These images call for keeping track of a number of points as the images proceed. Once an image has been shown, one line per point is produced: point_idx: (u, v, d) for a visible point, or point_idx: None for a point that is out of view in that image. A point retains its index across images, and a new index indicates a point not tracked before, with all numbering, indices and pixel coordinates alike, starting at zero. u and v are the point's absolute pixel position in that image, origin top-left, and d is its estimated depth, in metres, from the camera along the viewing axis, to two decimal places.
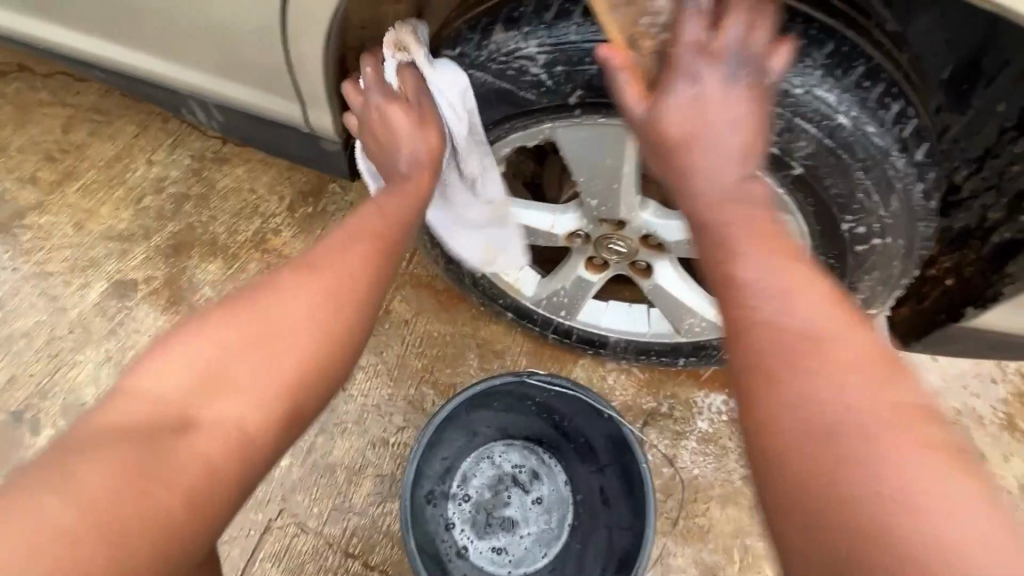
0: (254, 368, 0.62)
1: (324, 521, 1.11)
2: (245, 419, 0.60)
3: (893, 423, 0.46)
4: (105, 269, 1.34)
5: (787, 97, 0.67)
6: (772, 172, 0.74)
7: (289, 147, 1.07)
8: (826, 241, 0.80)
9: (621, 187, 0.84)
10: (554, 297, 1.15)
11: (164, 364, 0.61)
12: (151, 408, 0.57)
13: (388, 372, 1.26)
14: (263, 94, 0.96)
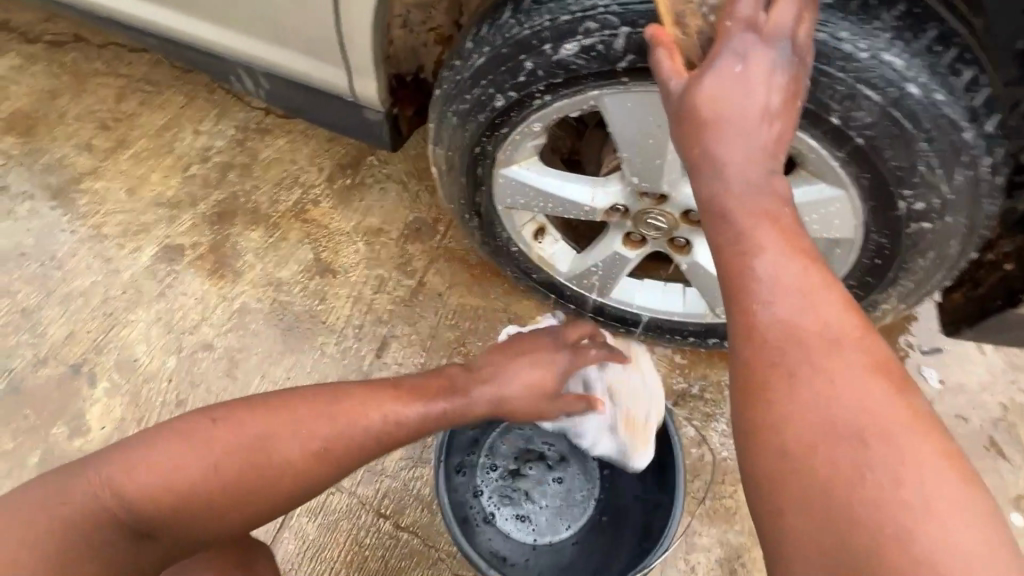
0: (266, 459, 0.68)
1: (358, 482, 1.15)
2: (246, 497, 0.67)
3: (884, 424, 0.48)
4: (155, 233, 1.39)
5: (852, 61, 0.65)
6: (829, 143, 0.72)
7: (331, 115, 1.08)
8: (879, 219, 0.77)
9: (664, 160, 0.81)
10: (589, 273, 1.14)
11: (190, 437, 0.66)
12: (190, 474, 0.64)
13: (421, 342, 1.28)
14: (309, 61, 0.98)
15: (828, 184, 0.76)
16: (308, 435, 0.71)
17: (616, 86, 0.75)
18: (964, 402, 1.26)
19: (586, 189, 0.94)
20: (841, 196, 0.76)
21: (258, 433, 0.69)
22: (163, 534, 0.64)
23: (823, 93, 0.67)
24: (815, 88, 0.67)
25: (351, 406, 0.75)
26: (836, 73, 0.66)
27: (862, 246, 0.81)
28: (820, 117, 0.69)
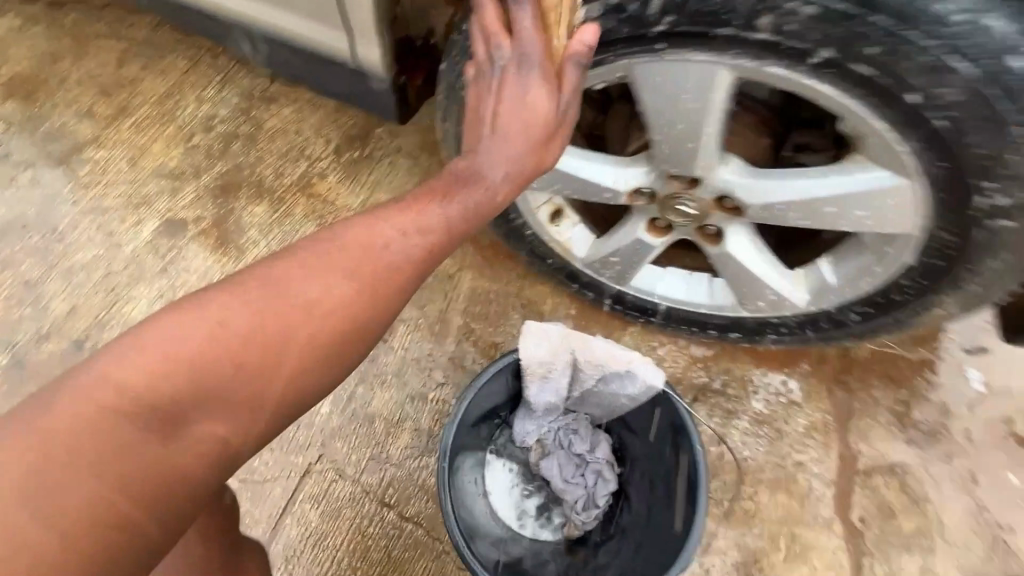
0: (255, 354, 0.54)
1: (362, 470, 1.12)
2: (253, 390, 0.54)
3: None
4: (158, 207, 1.34)
5: (941, 25, 0.58)
6: (901, 124, 0.65)
7: (337, 85, 1.01)
8: (948, 213, 0.71)
9: (698, 142, 0.72)
10: (608, 259, 1.06)
11: (188, 309, 0.53)
12: (166, 366, 0.51)
13: (429, 327, 1.23)
14: (308, 24, 0.90)
15: (891, 173, 0.70)
16: (301, 293, 0.57)
17: (651, 54, 0.66)
18: (1009, 407, 1.17)
19: (609, 170, 0.85)
20: (906, 186, 0.70)
21: (239, 320, 0.54)
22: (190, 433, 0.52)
23: (903, 65, 0.61)
24: (893, 58, 0.60)
25: (347, 245, 0.59)
26: (920, 41, 0.59)
27: (923, 243, 0.75)
28: (897, 93, 0.63)
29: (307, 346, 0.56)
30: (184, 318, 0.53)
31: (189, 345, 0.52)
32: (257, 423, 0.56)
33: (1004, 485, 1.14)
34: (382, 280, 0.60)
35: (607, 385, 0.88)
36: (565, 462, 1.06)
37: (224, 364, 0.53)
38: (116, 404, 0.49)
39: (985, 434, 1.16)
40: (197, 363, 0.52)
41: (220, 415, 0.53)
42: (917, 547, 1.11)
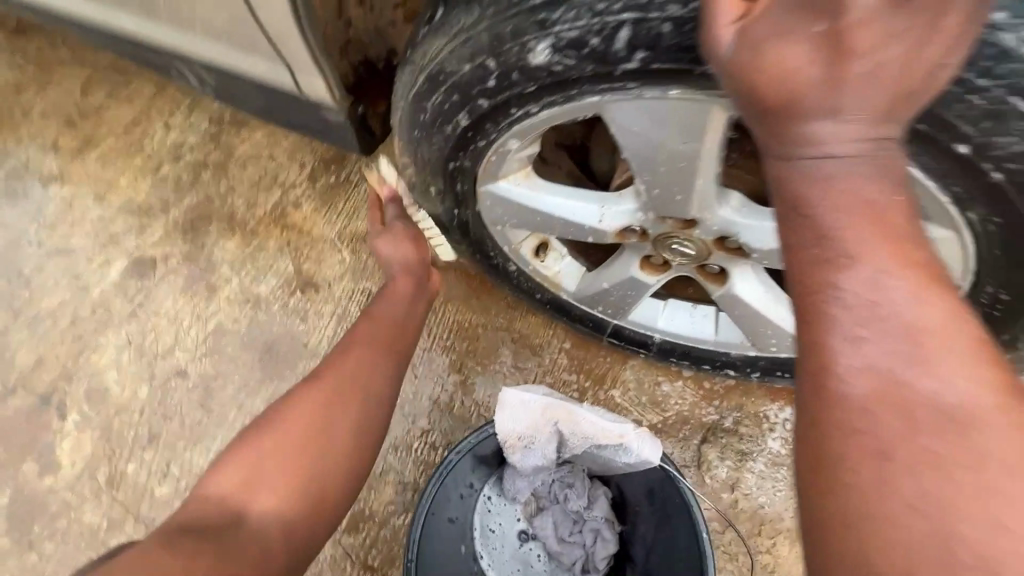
0: (301, 431, 0.65)
1: (342, 529, 1.03)
2: (333, 424, 0.66)
3: (929, 436, 0.34)
4: (125, 245, 1.27)
5: (1005, 63, 0.45)
6: (951, 178, 0.53)
7: (293, 118, 0.91)
8: (1004, 268, 0.60)
9: (689, 193, 0.62)
10: (600, 295, 0.96)
11: (234, 454, 0.63)
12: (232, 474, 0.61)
13: (412, 368, 1.14)
14: (244, 55, 0.81)
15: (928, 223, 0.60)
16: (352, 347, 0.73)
17: (623, 93, 0.54)
18: None
19: (592, 206, 0.74)
20: (948, 237, 0.60)
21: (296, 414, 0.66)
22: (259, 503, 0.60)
23: (955, 115, 0.48)
24: (943, 106, 0.48)
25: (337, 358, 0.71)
26: (976, 85, 0.46)
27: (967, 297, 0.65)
28: (953, 145, 0.51)
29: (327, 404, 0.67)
30: (230, 459, 0.63)
31: (231, 471, 0.62)
32: (306, 472, 0.63)
33: None
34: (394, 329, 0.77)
35: (600, 451, 0.78)
36: (561, 521, 0.97)
37: (293, 441, 0.64)
38: (215, 502, 0.59)
39: None
40: (243, 472, 0.62)
41: (271, 487, 0.61)
42: None
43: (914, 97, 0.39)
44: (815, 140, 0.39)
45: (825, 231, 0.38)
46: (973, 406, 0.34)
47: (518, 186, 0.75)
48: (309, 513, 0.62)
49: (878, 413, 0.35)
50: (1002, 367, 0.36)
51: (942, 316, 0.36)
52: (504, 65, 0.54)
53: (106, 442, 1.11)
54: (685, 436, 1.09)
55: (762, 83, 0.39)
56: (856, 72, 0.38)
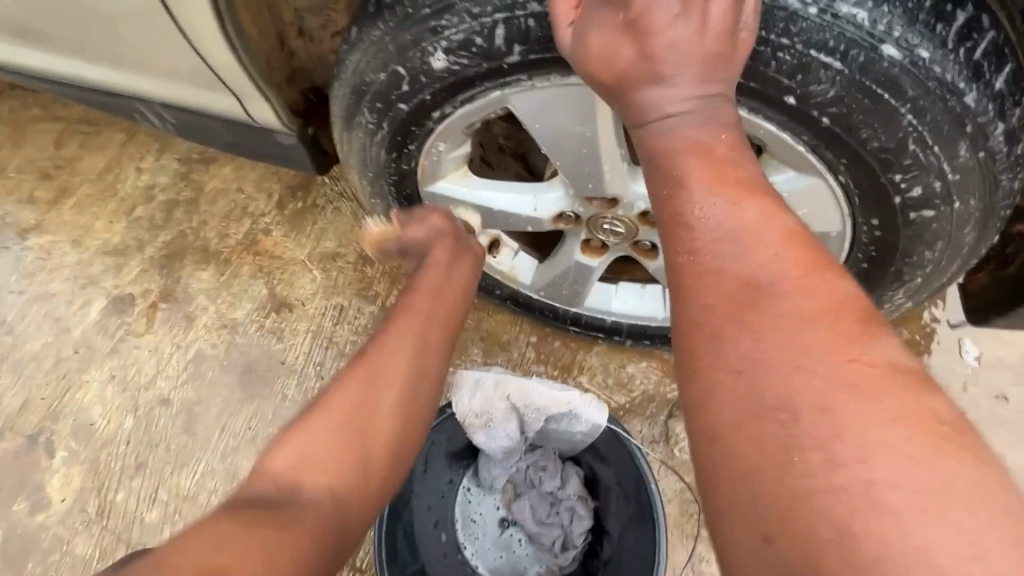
0: (362, 412, 0.58)
1: None
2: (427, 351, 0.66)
3: (757, 308, 0.42)
4: (103, 285, 1.32)
5: (797, 22, 0.52)
6: (794, 126, 0.59)
7: (246, 143, 0.98)
8: (870, 208, 0.64)
9: (598, 176, 0.71)
10: (553, 284, 1.02)
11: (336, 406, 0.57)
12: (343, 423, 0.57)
13: None
14: (196, 92, 0.88)
15: (797, 173, 0.64)
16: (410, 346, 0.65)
17: (518, 85, 0.63)
18: (1003, 379, 1.14)
19: (525, 197, 0.81)
20: (815, 184, 0.64)
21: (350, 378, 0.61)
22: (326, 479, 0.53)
23: (770, 70, 0.55)
24: (759, 65, 0.55)
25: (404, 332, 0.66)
26: (781, 42, 0.53)
27: (856, 242, 0.68)
28: (779, 98, 0.57)
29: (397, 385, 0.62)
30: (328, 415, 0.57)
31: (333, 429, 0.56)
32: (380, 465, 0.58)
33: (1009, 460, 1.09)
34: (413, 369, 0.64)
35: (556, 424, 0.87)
36: (536, 505, 1.00)
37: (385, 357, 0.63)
38: (295, 472, 0.53)
39: (977, 412, 1.13)
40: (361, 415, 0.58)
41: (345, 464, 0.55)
42: None
43: (724, 59, 0.48)
44: (652, 106, 0.48)
45: (671, 174, 0.48)
46: (781, 282, 0.42)
47: (460, 186, 0.81)
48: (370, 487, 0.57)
49: (716, 303, 0.43)
50: (815, 253, 0.44)
51: (757, 212, 0.45)
52: (412, 70, 0.62)
53: (94, 475, 1.14)
54: (651, 413, 1.14)
55: (596, 66, 0.50)
56: (661, 45, 0.47)
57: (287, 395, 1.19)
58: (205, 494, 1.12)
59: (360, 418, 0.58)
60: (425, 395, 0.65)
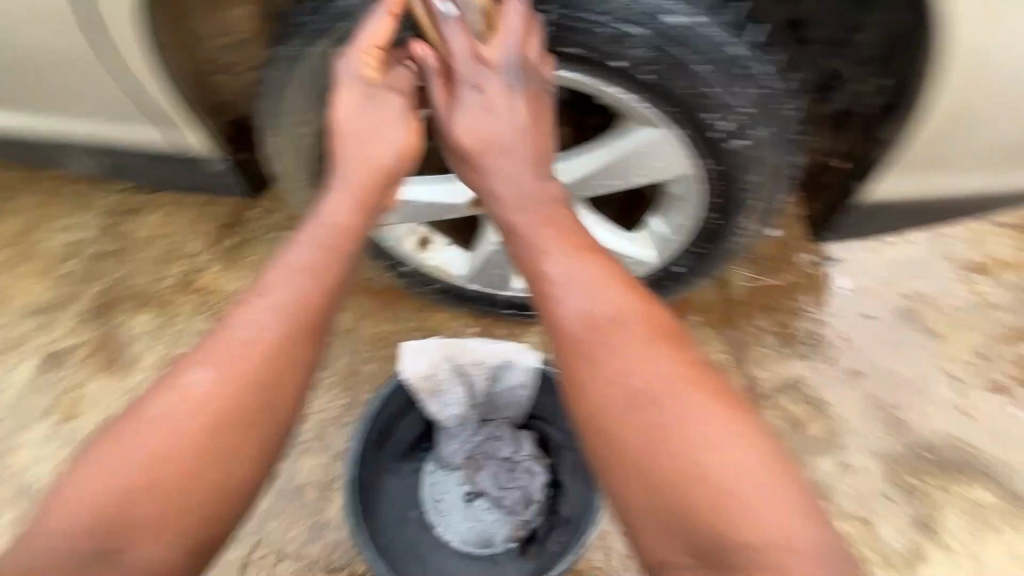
0: (202, 417, 0.65)
1: (302, 543, 1.09)
2: (290, 352, 0.69)
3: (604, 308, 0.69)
4: (35, 343, 1.30)
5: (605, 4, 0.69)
6: (625, 85, 0.76)
7: (178, 174, 1.05)
8: (703, 147, 0.80)
9: None
10: (483, 270, 1.13)
11: (172, 399, 0.65)
12: (174, 431, 0.64)
13: (342, 382, 1.25)
14: (130, 127, 0.96)
15: (645, 127, 0.80)
16: (262, 311, 0.69)
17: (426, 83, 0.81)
18: (869, 301, 1.36)
19: (445, 189, 0.96)
20: (660, 134, 0.80)
21: (211, 362, 0.67)
22: (165, 488, 0.62)
23: (594, 42, 0.72)
24: (587, 38, 0.72)
25: (250, 322, 0.69)
26: (597, 20, 0.70)
27: (701, 177, 0.84)
28: (608, 63, 0.74)
29: (233, 382, 0.66)
30: (162, 411, 0.64)
31: (164, 427, 0.64)
32: (229, 469, 0.65)
33: (886, 368, 1.29)
34: (273, 357, 0.68)
35: (493, 376, 1.04)
36: (494, 471, 1.08)
37: (241, 353, 0.67)
38: (128, 464, 0.62)
39: (855, 332, 1.33)
40: (202, 420, 0.64)
41: (191, 475, 0.63)
42: (831, 448, 1.20)
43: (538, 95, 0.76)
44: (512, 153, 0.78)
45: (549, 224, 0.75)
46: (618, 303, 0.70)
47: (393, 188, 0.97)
48: (217, 489, 0.64)
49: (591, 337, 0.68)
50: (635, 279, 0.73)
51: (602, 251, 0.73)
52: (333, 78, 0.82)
53: None
54: None
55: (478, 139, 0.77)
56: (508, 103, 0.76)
57: None
58: None
59: (220, 419, 0.65)
60: (278, 396, 0.68)
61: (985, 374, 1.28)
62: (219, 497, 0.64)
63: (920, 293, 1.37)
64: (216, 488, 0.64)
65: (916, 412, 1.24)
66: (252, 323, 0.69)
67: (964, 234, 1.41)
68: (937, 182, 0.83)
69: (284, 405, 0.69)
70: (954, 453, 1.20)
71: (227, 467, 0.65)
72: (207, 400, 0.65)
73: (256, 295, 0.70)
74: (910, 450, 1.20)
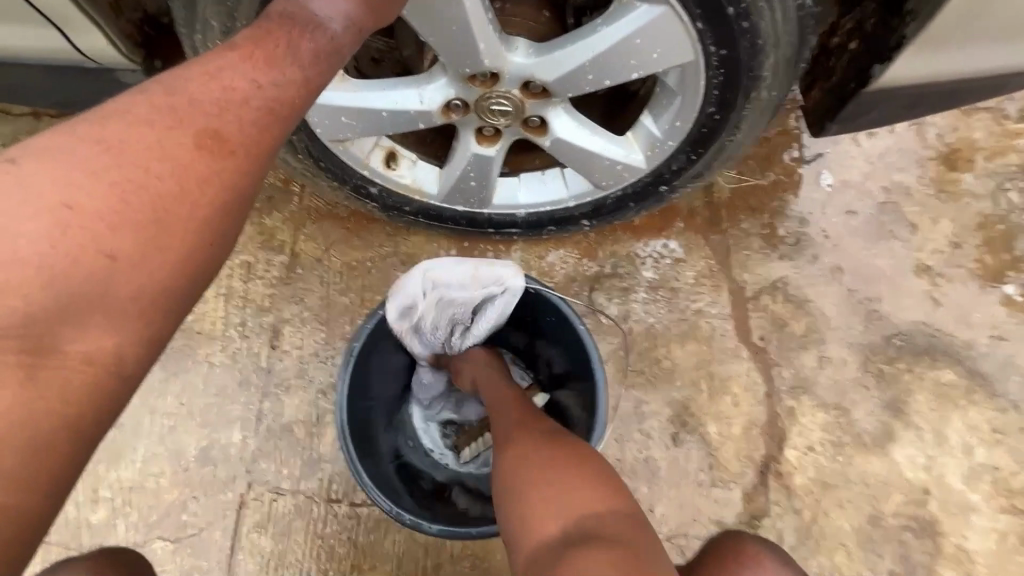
0: (95, 243, 0.52)
1: (298, 478, 1.07)
2: (215, 190, 0.57)
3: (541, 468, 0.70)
4: None
5: None
6: None
7: (85, 90, 0.90)
8: (714, 30, 0.68)
9: (471, 41, 0.73)
10: (459, 187, 1.02)
11: (38, 205, 0.50)
12: (48, 262, 0.50)
13: (317, 317, 1.17)
14: (16, 32, 0.80)
15: (648, 5, 0.67)
16: (166, 139, 0.56)
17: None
18: (851, 196, 1.34)
19: (410, 92, 0.83)
20: (665, 14, 0.67)
21: (93, 170, 0.53)
22: (72, 334, 0.51)
23: None
24: None
25: (150, 142, 0.55)
26: None
27: (707, 68, 0.72)
28: None
29: (139, 212, 0.53)
30: (41, 216, 0.50)
31: (38, 252, 0.50)
32: (151, 318, 0.54)
33: (864, 263, 1.30)
34: (194, 194, 0.56)
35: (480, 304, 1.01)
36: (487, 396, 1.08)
37: (103, 245, 0.52)
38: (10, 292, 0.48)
39: (837, 228, 1.32)
40: (98, 248, 0.52)
41: (99, 316, 0.52)
42: (812, 343, 1.23)
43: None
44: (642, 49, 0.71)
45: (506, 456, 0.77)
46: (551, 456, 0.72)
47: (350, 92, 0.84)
48: (134, 342, 0.54)
49: (509, 445, 0.77)
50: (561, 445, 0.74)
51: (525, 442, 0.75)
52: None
53: None
54: (575, 292, 1.23)
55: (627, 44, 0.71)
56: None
57: (214, 362, 1.13)
58: (152, 478, 1.07)
59: (119, 255, 0.52)
60: (205, 238, 0.57)
61: (957, 261, 1.31)
62: (136, 347, 0.54)
63: (900, 185, 1.35)
64: (143, 335, 0.54)
65: (891, 303, 1.27)
66: (155, 145, 0.55)
67: (943, 122, 1.39)
68: (952, 61, 0.76)
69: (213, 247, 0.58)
70: (923, 338, 1.25)
71: (148, 317, 0.54)
72: (100, 221, 0.52)
73: (115, 163, 0.53)
74: (884, 338, 1.24)
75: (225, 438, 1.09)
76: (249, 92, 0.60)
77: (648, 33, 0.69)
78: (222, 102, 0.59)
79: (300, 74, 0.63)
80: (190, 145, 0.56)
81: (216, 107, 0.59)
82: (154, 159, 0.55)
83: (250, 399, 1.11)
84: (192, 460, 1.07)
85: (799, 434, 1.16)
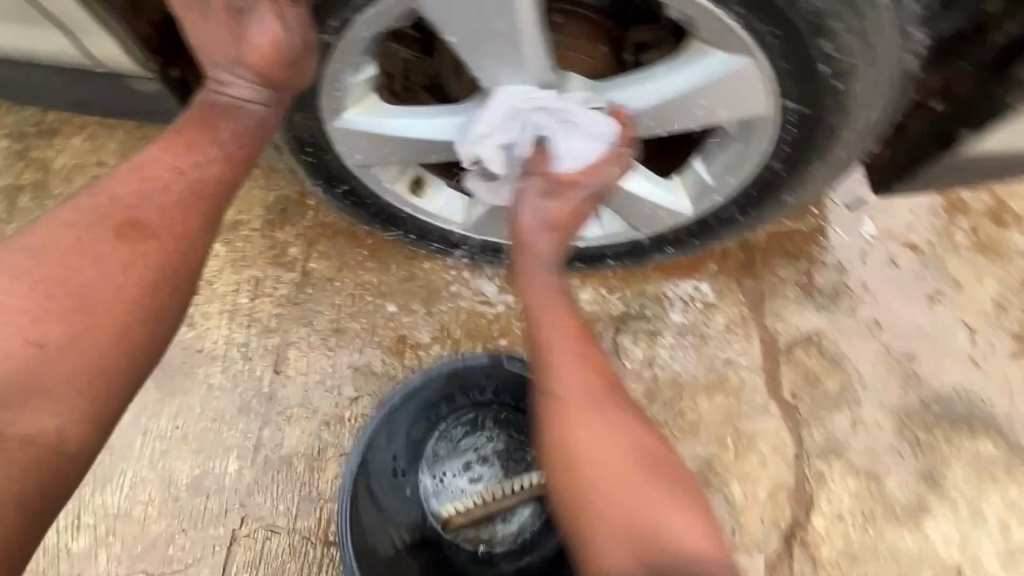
0: (67, 325, 0.58)
1: (293, 517, 1.01)
2: (120, 287, 0.60)
3: None
4: None
5: None
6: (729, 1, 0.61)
7: (96, 93, 0.84)
8: (801, 83, 0.67)
9: None
10: (487, 218, 0.95)
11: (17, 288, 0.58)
12: (30, 339, 0.57)
13: (324, 341, 1.10)
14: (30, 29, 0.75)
15: (728, 53, 0.66)
16: (70, 233, 0.61)
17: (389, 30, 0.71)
18: (895, 246, 1.27)
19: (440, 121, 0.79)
20: (748, 64, 0.66)
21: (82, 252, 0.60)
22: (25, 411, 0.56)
23: None
24: None
25: (49, 239, 0.61)
26: None
27: (783, 120, 0.71)
28: None
29: (47, 305, 0.58)
30: (19, 300, 0.58)
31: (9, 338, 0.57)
32: (100, 394, 0.59)
33: (905, 321, 1.22)
34: (159, 276, 0.62)
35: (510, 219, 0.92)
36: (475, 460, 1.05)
37: (29, 335, 0.57)
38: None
39: (878, 281, 1.25)
40: (62, 332, 0.58)
41: (53, 395, 0.57)
42: (845, 404, 1.16)
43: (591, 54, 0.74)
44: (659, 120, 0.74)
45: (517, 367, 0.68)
46: None
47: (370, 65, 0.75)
48: (101, 405, 0.59)
49: None
50: None
51: None
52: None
53: None
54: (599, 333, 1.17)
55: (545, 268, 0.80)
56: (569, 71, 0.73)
57: (213, 383, 1.07)
58: (140, 505, 1.00)
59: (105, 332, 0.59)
60: (155, 319, 0.62)
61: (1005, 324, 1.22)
62: (99, 419, 0.59)
63: (945, 239, 1.27)
64: (92, 410, 0.58)
65: (931, 365, 1.20)
66: (61, 237, 0.61)
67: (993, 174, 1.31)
68: None
69: (161, 329, 0.62)
70: (962, 406, 1.17)
71: (89, 398, 0.58)
72: (41, 310, 0.58)
73: (70, 254, 0.60)
74: (921, 403, 1.17)
75: (219, 467, 1.02)
76: (138, 184, 0.64)
77: (723, 85, 0.68)
78: (128, 194, 0.63)
79: (210, 158, 0.67)
80: (70, 242, 0.61)
81: (123, 199, 0.63)
82: (128, 249, 0.61)
83: (250, 425, 1.05)
84: (182, 488, 1.01)
85: (828, 501, 1.10)
